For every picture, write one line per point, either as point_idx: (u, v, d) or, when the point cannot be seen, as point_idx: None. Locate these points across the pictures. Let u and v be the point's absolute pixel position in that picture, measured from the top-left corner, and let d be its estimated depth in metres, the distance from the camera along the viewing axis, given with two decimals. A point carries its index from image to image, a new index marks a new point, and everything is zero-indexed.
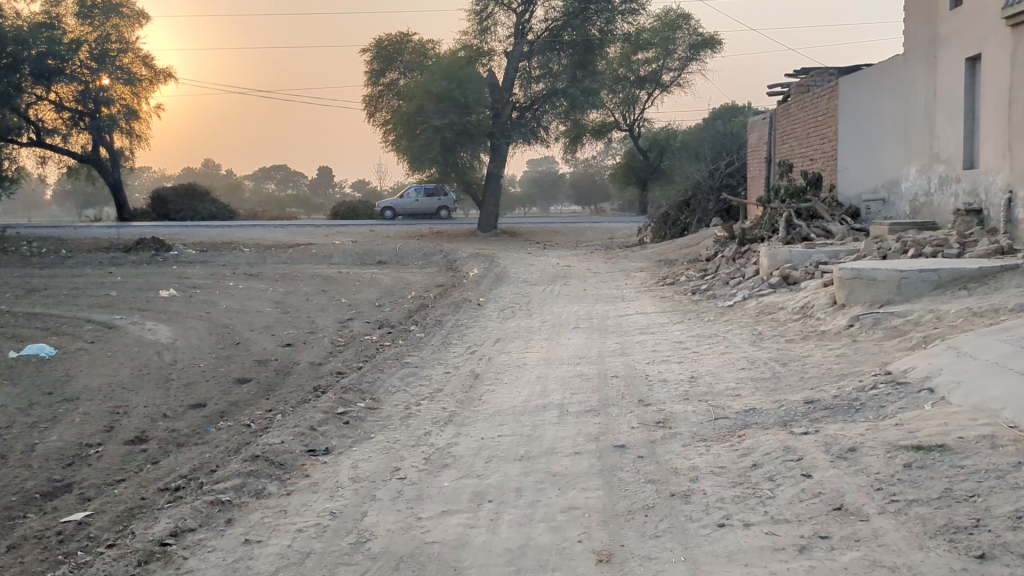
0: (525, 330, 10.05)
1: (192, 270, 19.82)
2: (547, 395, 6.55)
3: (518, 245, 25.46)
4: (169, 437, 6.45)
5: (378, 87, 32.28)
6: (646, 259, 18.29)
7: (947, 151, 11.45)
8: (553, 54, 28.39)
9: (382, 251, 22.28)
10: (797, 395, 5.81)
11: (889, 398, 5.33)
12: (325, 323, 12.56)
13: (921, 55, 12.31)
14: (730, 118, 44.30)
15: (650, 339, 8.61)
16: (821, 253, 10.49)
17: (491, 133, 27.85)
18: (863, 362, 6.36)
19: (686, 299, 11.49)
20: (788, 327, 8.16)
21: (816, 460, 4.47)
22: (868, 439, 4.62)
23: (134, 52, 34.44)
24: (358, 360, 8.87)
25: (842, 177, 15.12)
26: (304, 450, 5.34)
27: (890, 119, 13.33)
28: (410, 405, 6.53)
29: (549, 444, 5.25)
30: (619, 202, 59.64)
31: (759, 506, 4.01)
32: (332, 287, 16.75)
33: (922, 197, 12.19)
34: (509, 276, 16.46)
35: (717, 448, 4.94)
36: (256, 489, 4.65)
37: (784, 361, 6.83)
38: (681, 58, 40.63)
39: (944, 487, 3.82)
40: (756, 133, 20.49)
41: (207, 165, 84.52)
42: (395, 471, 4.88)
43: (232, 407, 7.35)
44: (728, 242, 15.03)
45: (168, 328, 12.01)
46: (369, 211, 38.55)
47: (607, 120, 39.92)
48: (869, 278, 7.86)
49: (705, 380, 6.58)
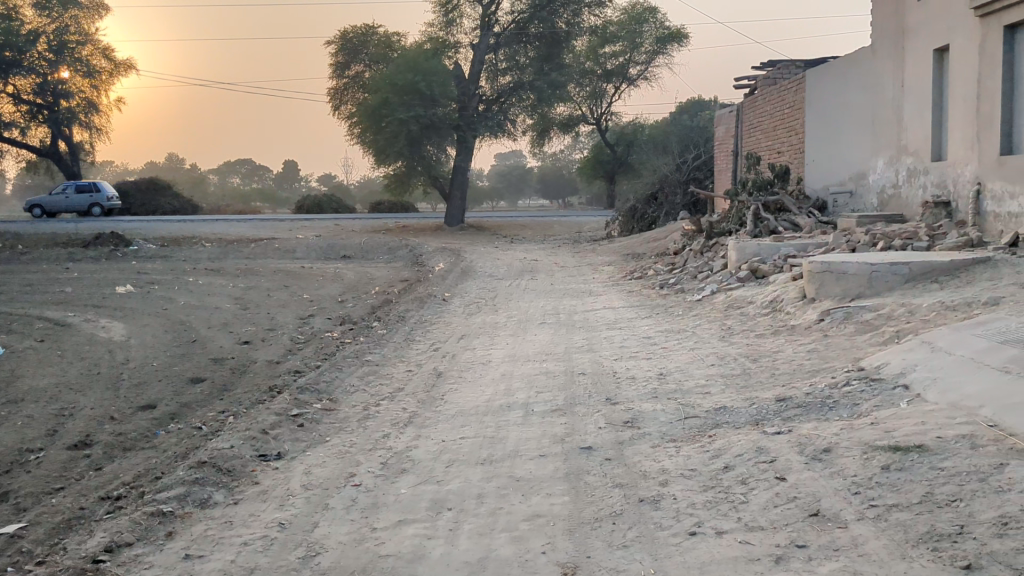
0: (491, 326, 9.81)
1: (152, 266, 19.36)
2: (512, 394, 6.33)
3: (484, 238, 25.19)
4: (115, 440, 6.16)
5: (343, 80, 31.88)
6: (613, 253, 18.14)
7: (916, 143, 11.37)
8: (520, 47, 28.16)
9: (346, 246, 21.95)
10: (768, 393, 5.64)
11: (863, 396, 5.15)
12: (286, 320, 12.23)
13: (890, 47, 12.22)
14: (696, 112, 44.31)
15: (618, 334, 8.40)
16: (790, 246, 10.36)
17: (458, 126, 27.57)
18: (834, 358, 6.20)
19: (654, 293, 11.31)
20: (758, 322, 8.00)
21: (791, 462, 4.28)
22: (843, 439, 4.43)
23: (93, 43, 33.70)
24: (317, 358, 8.58)
25: (810, 170, 15.04)
26: (254, 455, 5.07)
27: (857, 111, 13.23)
28: (369, 405, 6.29)
29: (513, 446, 5.03)
30: (586, 197, 59.59)
31: (732, 513, 3.81)
32: (294, 283, 16.40)
33: (890, 190, 12.11)
34: (476, 271, 16.21)
35: (687, 449, 4.75)
36: (201, 499, 4.37)
37: (754, 357, 6.66)
38: (648, 52, 40.60)
39: (925, 492, 3.63)
40: (723, 125, 20.41)
41: (171, 158, 83.30)
42: (350, 477, 4.63)
43: (183, 409, 7.06)
44: (695, 235, 14.89)
45: (122, 325, 11.61)
46: (334, 205, 38.12)
47: (574, 113, 39.76)
48: (840, 272, 7.71)
49: (674, 377, 6.37)
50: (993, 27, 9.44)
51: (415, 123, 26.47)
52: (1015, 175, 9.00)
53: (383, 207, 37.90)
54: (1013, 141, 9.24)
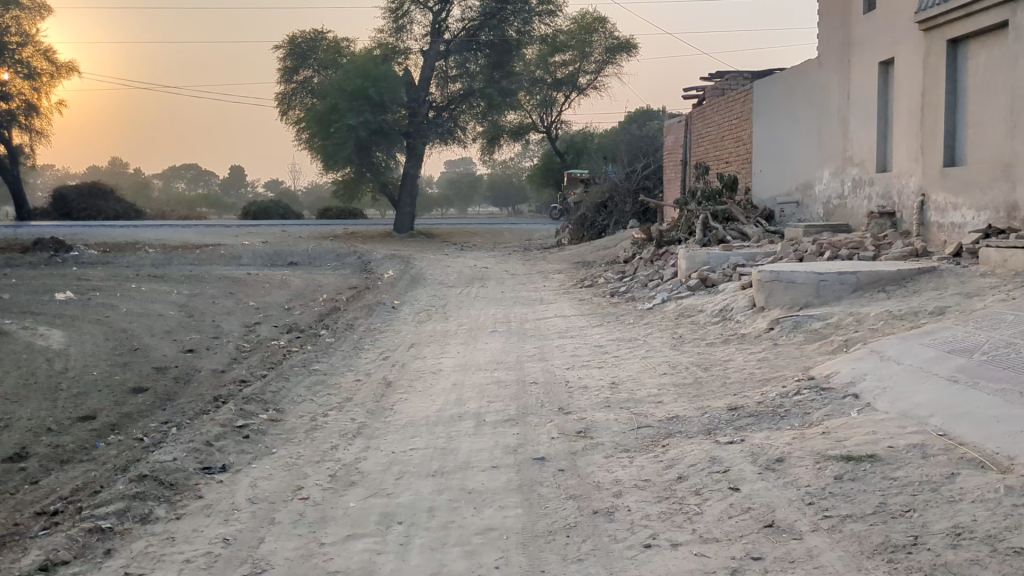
0: (441, 334, 9.72)
1: (93, 272, 18.92)
2: (463, 404, 6.25)
3: (434, 245, 25.06)
4: (52, 452, 5.96)
5: (290, 85, 31.55)
6: (563, 261, 18.14)
7: (861, 154, 11.54)
8: (471, 54, 28.05)
9: (293, 253, 21.69)
10: (720, 402, 5.63)
11: (814, 405, 5.17)
12: (231, 328, 12.01)
13: (836, 59, 12.39)
14: (645, 121, 44.67)
15: (569, 343, 8.37)
16: (739, 255, 10.43)
17: (408, 132, 27.40)
18: (785, 366, 6.22)
19: (605, 301, 11.30)
20: (708, 330, 8.02)
21: (743, 472, 4.26)
22: (796, 449, 4.43)
23: (34, 45, 33.01)
24: (262, 368, 8.41)
25: (758, 180, 15.19)
26: (198, 468, 4.93)
27: (803, 122, 13.38)
28: (317, 416, 6.16)
29: (465, 457, 4.96)
30: (536, 205, 59.78)
31: (687, 524, 3.77)
32: (240, 290, 16.14)
33: (836, 200, 12.27)
34: (426, 278, 16.10)
35: (641, 459, 4.71)
36: (141, 514, 4.22)
37: (705, 366, 6.66)
38: (597, 62, 40.81)
39: (878, 502, 3.64)
40: (672, 135, 20.55)
41: (113, 163, 81.75)
42: (297, 490, 4.51)
43: (124, 419, 6.87)
44: (645, 244, 14.94)
45: (61, 333, 11.29)
46: (281, 211, 37.68)
47: (525, 121, 39.81)
48: (788, 281, 7.75)
49: (627, 387, 6.33)
50: (936, 41, 9.59)
51: (364, 130, 26.27)
52: (958, 187, 9.16)
53: (331, 213, 37.54)
54: (956, 153, 9.41)
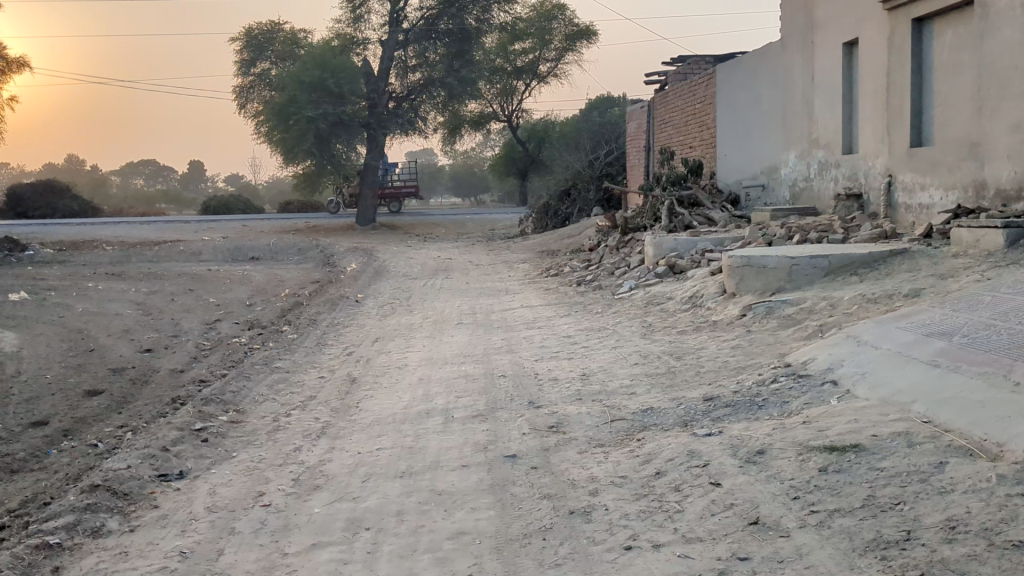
0: (405, 328, 9.50)
1: (49, 271, 18.46)
2: (431, 400, 6.05)
3: (397, 238, 24.76)
4: (1, 462, 5.67)
5: (247, 78, 31.04)
6: (528, 250, 17.95)
7: (826, 136, 11.47)
8: (429, 43, 27.76)
9: (254, 248, 21.29)
10: (694, 392, 5.48)
11: (792, 393, 5.03)
12: (192, 325, 11.71)
13: (799, 40, 12.30)
14: (606, 109, 44.53)
15: (537, 334, 8.19)
16: (707, 241, 10.30)
17: (368, 123, 27.04)
18: (759, 354, 6.08)
19: (572, 291, 11.13)
20: (679, 318, 7.89)
21: (724, 466, 4.10)
22: (776, 440, 4.28)
23: None
24: (223, 367, 8.15)
25: (722, 164, 15.11)
26: (153, 476, 4.69)
27: (768, 104, 13.30)
28: (279, 415, 5.94)
29: (434, 456, 4.76)
30: (499, 194, 59.54)
31: (669, 523, 3.61)
32: (199, 287, 15.79)
33: (802, 183, 12.20)
34: (389, 271, 15.84)
35: (616, 454, 4.54)
36: (92, 527, 3.98)
37: (678, 355, 6.50)
38: (558, 49, 40.58)
39: (866, 494, 3.50)
40: (634, 121, 20.46)
41: (69, 160, 80.28)
42: (258, 497, 4.29)
43: (78, 424, 6.59)
44: (610, 231, 14.79)
45: (15, 335, 10.94)
46: (241, 204, 37.19)
47: (486, 110, 39.57)
48: (760, 266, 7.63)
49: (599, 377, 6.18)
50: (901, 20, 9.52)
51: (324, 122, 25.93)
52: (925, 167, 9.09)
53: (292, 207, 37.09)
54: (923, 133, 9.34)
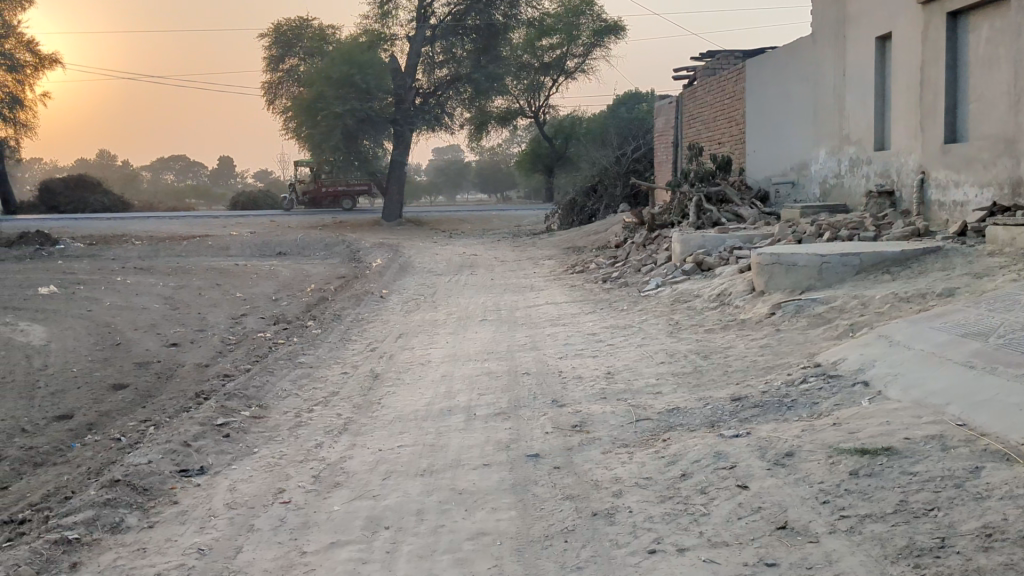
0: (429, 324, 9.45)
1: (78, 265, 18.60)
2: (453, 397, 6.00)
3: (422, 233, 24.75)
4: (25, 455, 5.67)
5: (276, 75, 31.23)
6: (554, 246, 17.86)
7: (858, 132, 11.29)
8: (457, 39, 27.69)
9: (281, 243, 21.31)
10: (722, 391, 5.38)
11: (821, 394, 4.92)
12: (218, 320, 11.73)
13: (830, 35, 12.13)
14: (634, 104, 44.26)
15: (562, 331, 8.11)
16: (735, 238, 10.16)
17: (395, 119, 27.02)
18: (789, 353, 5.97)
19: (598, 288, 11.04)
20: (706, 316, 7.78)
21: (752, 468, 4.01)
22: (805, 442, 4.18)
23: (16, 37, 32.42)
24: (247, 361, 8.13)
25: (751, 161, 14.94)
26: (174, 471, 4.66)
27: (798, 100, 13.12)
28: (301, 411, 5.90)
29: (456, 454, 4.70)
30: (526, 190, 59.36)
31: (694, 526, 3.53)
32: (226, 281, 15.82)
33: (832, 179, 12.03)
34: (415, 266, 15.80)
35: (641, 455, 4.46)
36: (111, 522, 3.95)
37: (705, 354, 6.40)
38: (585, 45, 40.38)
39: (898, 500, 3.40)
40: (663, 116, 20.29)
41: (101, 155, 81.01)
42: (278, 494, 4.25)
43: (102, 418, 6.59)
44: (637, 227, 14.67)
45: (43, 329, 11.00)
46: (269, 200, 37.35)
47: (513, 106, 39.46)
48: (789, 263, 7.50)
49: (624, 376, 6.09)
50: (935, 14, 9.34)
51: (351, 118, 25.92)
52: (960, 163, 8.91)
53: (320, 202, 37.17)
54: (957, 130, 9.16)
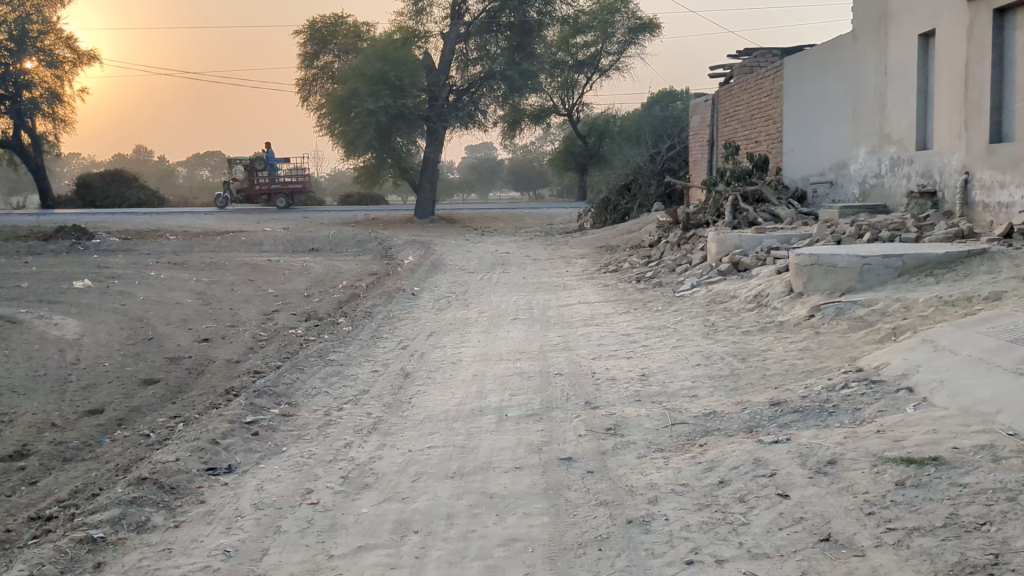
0: (461, 322, 9.35)
1: (114, 259, 18.72)
2: (484, 397, 5.90)
3: (454, 231, 24.63)
4: (55, 449, 5.65)
5: (311, 71, 31.19)
6: (587, 245, 17.71)
7: (899, 131, 11.07)
8: (491, 36, 27.64)
9: (314, 239, 21.31)
10: (760, 396, 5.24)
11: (863, 400, 4.77)
12: (249, 316, 11.71)
13: (871, 32, 11.90)
14: (668, 103, 43.98)
15: (595, 331, 7.98)
16: (773, 238, 9.97)
17: (428, 116, 26.97)
18: (829, 357, 5.81)
19: (632, 287, 10.89)
20: (743, 318, 7.62)
21: (792, 476, 3.88)
22: (848, 450, 4.04)
23: (57, 33, 32.56)
24: (277, 358, 8.09)
25: (788, 160, 14.71)
26: (202, 469, 4.60)
27: (838, 99, 12.91)
28: (331, 410, 5.83)
29: (486, 457, 4.61)
30: (558, 188, 59.18)
31: (733, 536, 3.41)
32: (258, 277, 15.82)
33: (872, 179, 11.80)
34: (447, 264, 15.72)
35: (676, 461, 4.34)
36: (137, 521, 3.89)
37: (742, 356, 6.26)
38: (620, 43, 40.16)
39: (949, 513, 3.25)
40: (698, 115, 20.09)
41: (139, 151, 81.82)
42: (306, 494, 4.17)
43: (132, 414, 6.57)
44: (672, 226, 14.49)
45: (77, 322, 11.05)
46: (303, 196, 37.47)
47: (546, 104, 39.32)
48: (829, 264, 7.33)
49: (658, 378, 5.95)
50: (982, 10, 9.11)
51: (385, 115, 25.89)
52: (1005, 164, 8.69)
53: (353, 199, 37.22)
54: (1003, 129, 8.93)
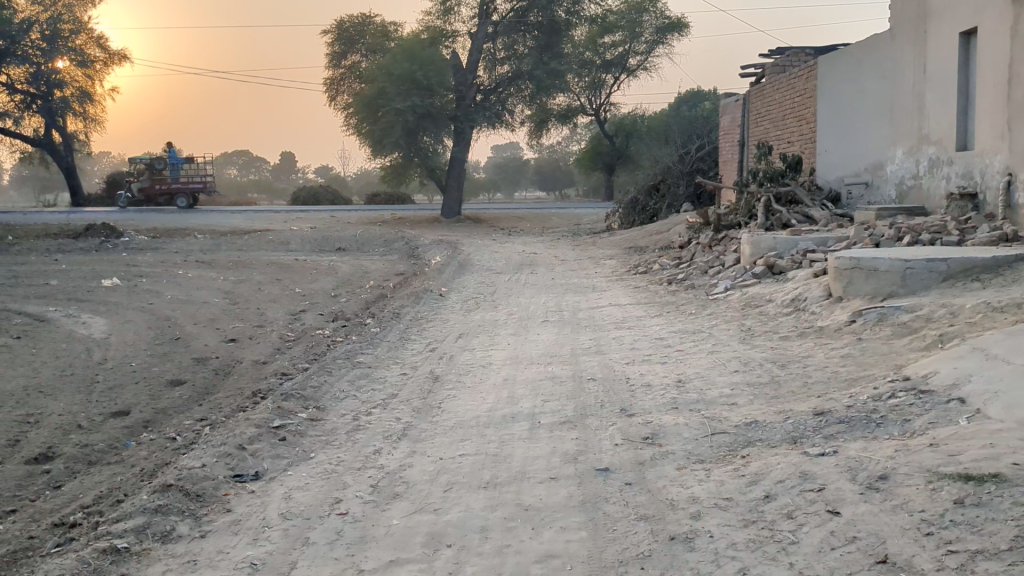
0: (490, 324, 9.22)
1: (142, 258, 18.74)
2: (516, 403, 5.75)
3: (480, 232, 24.33)
4: (81, 452, 5.57)
5: (339, 70, 31.11)
6: (615, 246, 17.52)
7: (938, 132, 10.81)
8: (519, 36, 27.54)
9: (340, 238, 21.25)
10: (803, 405, 5.05)
11: (913, 411, 4.58)
12: (276, 316, 11.64)
13: (909, 30, 11.65)
14: (696, 103, 43.66)
15: (628, 335, 7.81)
16: (809, 240, 9.76)
17: (455, 116, 26.88)
18: (874, 365, 5.62)
19: (663, 290, 10.71)
20: (780, 322, 7.43)
21: (842, 492, 3.71)
22: (901, 464, 3.86)
23: (87, 33, 32.81)
24: (305, 360, 7.98)
25: (822, 161, 14.46)
26: (229, 476, 4.49)
27: (874, 98, 12.65)
28: (360, 414, 5.71)
29: (520, 466, 4.47)
30: (584, 188, 58.98)
31: (782, 557, 3.25)
32: (285, 276, 15.75)
33: (909, 181, 11.54)
34: (474, 264, 15.59)
35: (718, 473, 4.17)
36: (162, 531, 3.78)
37: (782, 363, 6.07)
38: (647, 42, 39.88)
39: (1015, 533, 3.07)
40: (728, 114, 19.86)
41: (168, 150, 82.40)
42: (335, 504, 4.05)
43: (159, 416, 6.48)
44: (702, 228, 14.26)
45: (105, 322, 11.02)
46: (330, 195, 37.48)
47: (573, 104, 39.13)
48: (870, 268, 7.11)
49: (696, 386, 5.77)
50: None
51: (412, 114, 25.82)
52: None
53: (380, 198, 37.22)
54: None
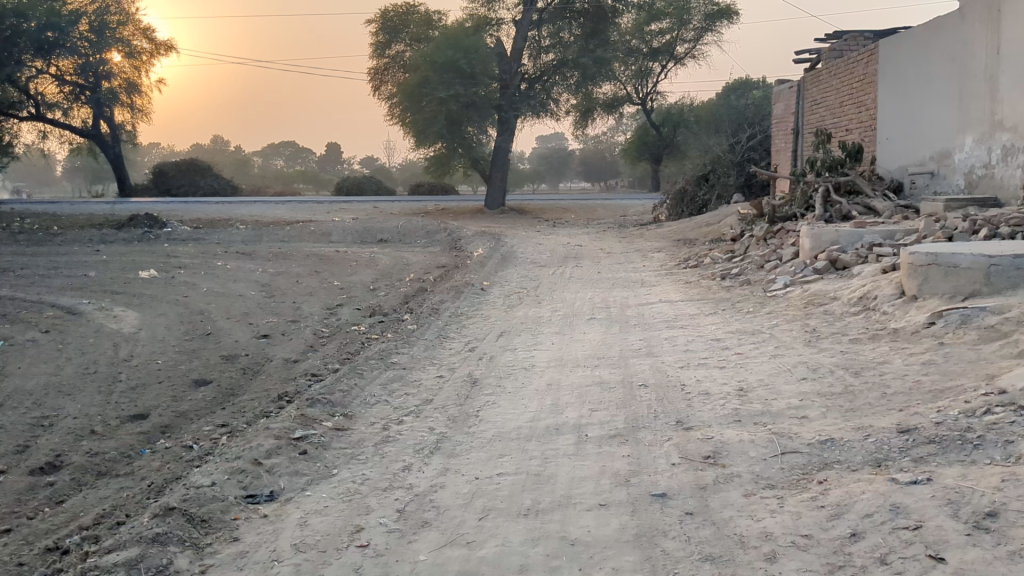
0: (533, 321, 8.71)
1: (183, 248, 18.46)
2: (561, 412, 5.23)
3: (526, 223, 23.74)
4: (90, 462, 5.17)
5: (383, 60, 30.51)
6: (664, 238, 16.91)
7: (1013, 117, 10.09)
8: (564, 23, 26.93)
9: (382, 229, 20.87)
10: (885, 420, 4.49)
11: (1016, 430, 3.97)
12: (312, 311, 11.21)
13: (981, 9, 10.93)
14: (745, 92, 42.72)
15: (681, 335, 7.25)
16: (875, 234, 9.11)
17: (499, 105, 26.42)
18: (962, 373, 5.02)
19: (717, 285, 10.12)
20: (849, 323, 6.84)
21: (944, 532, 3.15)
22: (1016, 498, 3.28)
23: (134, 24, 33.02)
24: (337, 359, 7.54)
25: (883, 150, 13.71)
26: (241, 497, 4.04)
27: (941, 82, 11.93)
28: (391, 423, 5.24)
29: (566, 489, 3.96)
30: (630, 177, 58.38)
31: None
32: (325, 268, 15.43)
33: (981, 170, 10.82)
34: (518, 257, 15.09)
35: (794, 502, 3.63)
36: (157, 566, 3.33)
37: (856, 369, 5.51)
38: (696, 29, 38.85)
39: None
40: (782, 102, 19.14)
41: (216, 141, 82.91)
42: (356, 533, 3.57)
43: (178, 421, 6.06)
44: (755, 219, 13.60)
45: (136, 315, 10.68)
46: (374, 186, 37.21)
47: (619, 93, 38.42)
48: (949, 265, 6.50)
49: (760, 395, 5.22)
50: None
51: (456, 103, 25.33)
52: None
53: (423, 189, 36.84)
54: None
